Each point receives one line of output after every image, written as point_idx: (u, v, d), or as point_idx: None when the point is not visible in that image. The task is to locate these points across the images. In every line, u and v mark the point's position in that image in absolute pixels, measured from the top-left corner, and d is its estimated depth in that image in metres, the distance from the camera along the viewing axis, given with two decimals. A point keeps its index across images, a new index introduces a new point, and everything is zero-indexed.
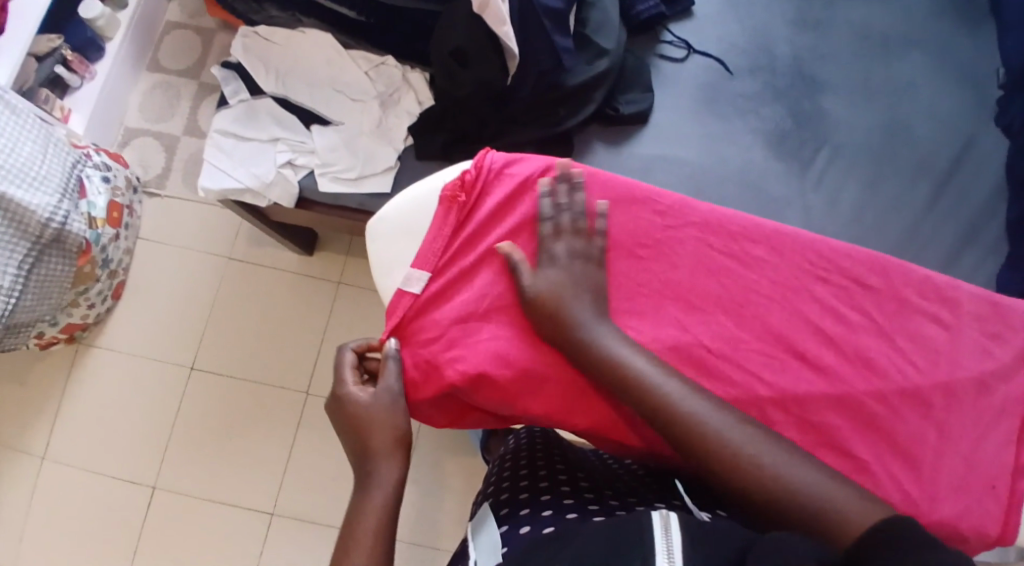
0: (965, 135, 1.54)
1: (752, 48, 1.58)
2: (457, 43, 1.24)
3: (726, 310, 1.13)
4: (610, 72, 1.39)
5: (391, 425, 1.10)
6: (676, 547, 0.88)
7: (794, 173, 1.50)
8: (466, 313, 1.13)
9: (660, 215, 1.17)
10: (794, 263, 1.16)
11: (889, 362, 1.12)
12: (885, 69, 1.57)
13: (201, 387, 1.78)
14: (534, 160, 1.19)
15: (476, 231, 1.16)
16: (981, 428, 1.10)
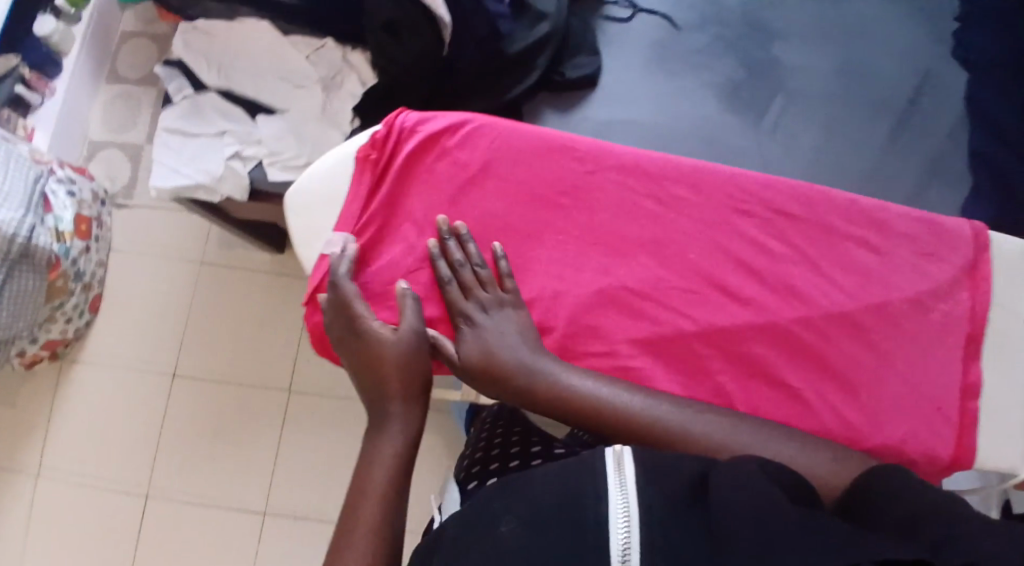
0: (923, 68, 1.55)
1: (698, 2, 1.59)
2: (388, 16, 1.24)
3: (651, 253, 1.13)
4: (552, 36, 1.38)
5: (414, 371, 1.07)
6: (629, 482, 0.83)
7: (749, 123, 1.52)
8: (394, 273, 1.12)
9: (577, 163, 1.16)
10: (716, 200, 1.15)
11: (816, 289, 1.11)
12: (835, 10, 1.58)
13: (183, 393, 1.78)
14: (446, 117, 1.18)
15: (393, 190, 1.15)
16: (920, 348, 1.09)
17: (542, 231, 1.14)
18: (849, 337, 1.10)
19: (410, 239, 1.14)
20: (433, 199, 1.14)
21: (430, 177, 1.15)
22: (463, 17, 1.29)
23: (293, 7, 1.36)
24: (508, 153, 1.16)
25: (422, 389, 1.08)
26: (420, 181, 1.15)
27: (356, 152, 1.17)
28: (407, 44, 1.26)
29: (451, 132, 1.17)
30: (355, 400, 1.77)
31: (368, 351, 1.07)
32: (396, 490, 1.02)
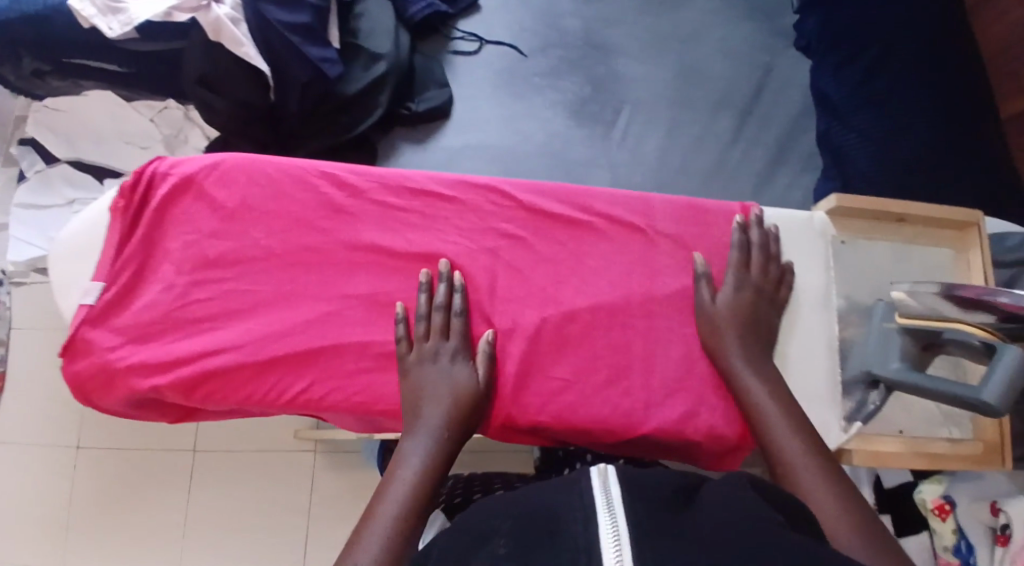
0: (763, 63, 1.64)
1: (542, 29, 1.64)
2: (200, 69, 1.31)
3: (413, 263, 1.03)
4: (390, 74, 1.45)
5: (473, 402, 0.98)
6: (617, 498, 0.74)
7: (598, 136, 1.58)
8: (155, 317, 1.00)
9: (332, 183, 1.04)
10: (479, 206, 1.06)
11: (584, 284, 1.06)
12: (672, 20, 1.66)
13: (93, 465, 1.67)
14: (209, 155, 1.05)
15: (148, 233, 1.02)
16: (691, 331, 1.06)
17: (306, 256, 1.03)
18: (614, 326, 1.06)
19: (170, 279, 1.01)
20: (191, 237, 1.02)
21: (184, 218, 1.03)
22: (283, 64, 1.33)
23: (128, 73, 1.35)
24: (262, 180, 1.04)
25: (472, 422, 0.97)
26: (174, 221, 1.03)
27: (109, 198, 1.04)
28: (228, 95, 1.33)
29: (208, 169, 1.04)
30: (269, 453, 1.69)
31: (427, 362, 0.98)
32: (413, 514, 0.89)
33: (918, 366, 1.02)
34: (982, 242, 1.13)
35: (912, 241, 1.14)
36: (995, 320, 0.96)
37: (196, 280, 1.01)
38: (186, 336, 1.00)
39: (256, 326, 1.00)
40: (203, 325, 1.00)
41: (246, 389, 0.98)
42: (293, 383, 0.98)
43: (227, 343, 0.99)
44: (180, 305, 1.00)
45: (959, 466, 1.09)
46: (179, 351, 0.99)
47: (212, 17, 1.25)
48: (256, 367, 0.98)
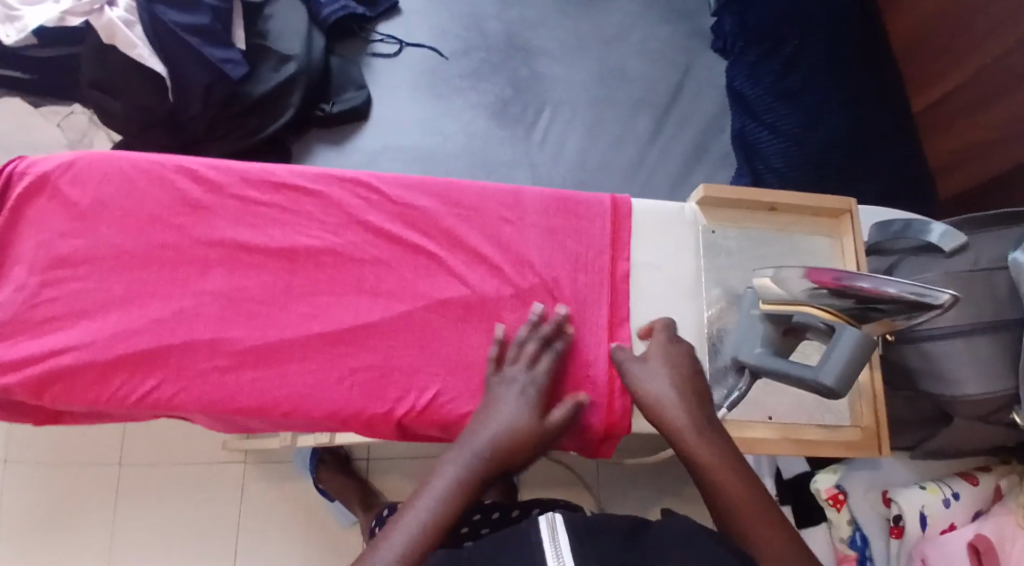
0: (683, 64, 1.63)
1: (463, 31, 1.63)
2: (95, 76, 1.37)
3: (279, 256, 1.08)
4: (300, 74, 1.49)
5: (542, 426, 0.99)
6: (565, 547, 0.82)
7: (519, 137, 1.55)
8: (5, 317, 1.04)
9: (193, 180, 1.09)
10: (339, 200, 1.10)
11: (446, 278, 1.08)
12: (594, 21, 1.65)
13: (15, 479, 1.53)
14: (62, 155, 1.10)
15: (3, 235, 1.07)
16: (556, 322, 1.08)
17: (167, 255, 1.07)
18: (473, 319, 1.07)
19: (22, 280, 1.05)
20: (44, 237, 1.06)
21: (40, 219, 1.07)
22: (183, 70, 1.38)
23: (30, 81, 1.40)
24: (116, 179, 1.08)
25: (536, 445, 0.98)
26: (29, 223, 1.07)
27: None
28: (124, 99, 1.39)
29: (63, 170, 1.08)
30: (209, 466, 1.55)
31: (506, 384, 1.01)
32: (446, 520, 0.91)
33: (780, 352, 1.03)
34: (853, 227, 1.16)
35: (782, 228, 1.17)
36: (842, 303, 0.98)
37: (46, 280, 1.05)
38: (36, 336, 1.03)
39: (105, 324, 1.03)
40: (53, 324, 1.04)
41: (90, 387, 1.02)
42: (139, 384, 1.02)
43: (79, 338, 1.03)
44: (29, 304, 1.04)
45: (833, 451, 1.10)
46: (34, 347, 1.02)
47: (105, 18, 1.31)
48: (104, 365, 1.02)
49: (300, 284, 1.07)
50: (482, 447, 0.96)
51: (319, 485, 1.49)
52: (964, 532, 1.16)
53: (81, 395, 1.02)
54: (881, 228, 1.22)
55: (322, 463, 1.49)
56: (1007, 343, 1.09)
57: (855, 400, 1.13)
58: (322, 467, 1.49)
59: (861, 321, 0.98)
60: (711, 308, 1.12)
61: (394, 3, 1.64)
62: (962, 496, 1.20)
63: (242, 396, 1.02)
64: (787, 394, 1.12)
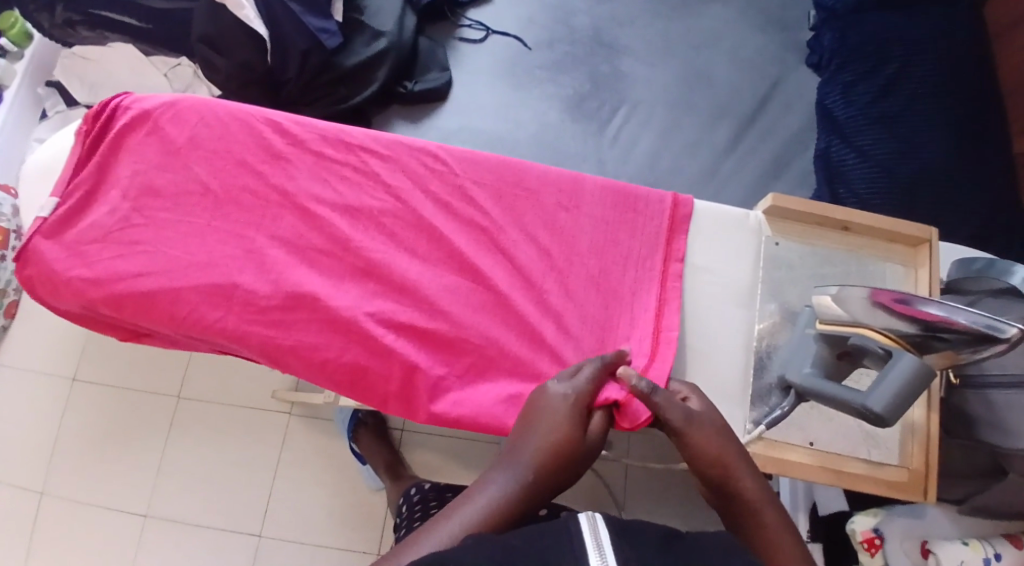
0: (772, 77, 1.58)
1: (550, 24, 1.63)
2: (203, 31, 1.42)
3: (340, 212, 1.08)
4: (390, 51, 1.50)
5: (582, 448, 0.92)
6: (607, 543, 0.76)
7: (591, 132, 1.55)
8: (96, 235, 1.06)
9: (278, 133, 1.10)
10: (407, 165, 1.10)
11: (504, 255, 1.08)
12: (684, 25, 1.62)
13: (82, 397, 1.57)
14: (168, 96, 1.13)
15: (103, 162, 1.10)
16: (608, 315, 1.07)
17: (242, 197, 1.08)
18: (527, 298, 1.07)
19: (114, 204, 1.08)
20: (142, 167, 1.09)
21: (137, 151, 1.10)
22: (283, 33, 1.41)
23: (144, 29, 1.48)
24: (212, 122, 1.11)
25: (574, 468, 0.91)
26: (127, 152, 1.10)
27: (78, 127, 1.13)
28: (229, 56, 1.43)
29: (165, 107, 1.11)
30: (262, 409, 1.56)
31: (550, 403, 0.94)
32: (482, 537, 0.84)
33: (830, 375, 0.98)
34: (931, 258, 1.08)
35: (854, 250, 1.11)
36: (907, 330, 0.90)
37: (138, 207, 1.07)
38: (119, 254, 1.06)
39: (185, 255, 1.05)
40: (138, 247, 1.06)
41: (159, 314, 1.03)
42: (209, 312, 1.03)
43: (156, 264, 1.05)
44: (119, 226, 1.06)
45: (872, 489, 1.04)
46: (112, 267, 1.05)
47: None
48: (177, 291, 1.03)
49: (358, 242, 1.07)
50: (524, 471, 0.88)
51: (354, 447, 1.51)
52: None
53: (148, 318, 1.04)
54: (962, 265, 1.12)
55: (361, 424, 1.52)
56: None
57: (906, 439, 1.06)
58: (361, 429, 1.51)
59: (922, 351, 0.91)
60: (764, 321, 1.08)
61: None
62: (1004, 558, 1.12)
63: (296, 340, 1.03)
64: (835, 420, 1.06)
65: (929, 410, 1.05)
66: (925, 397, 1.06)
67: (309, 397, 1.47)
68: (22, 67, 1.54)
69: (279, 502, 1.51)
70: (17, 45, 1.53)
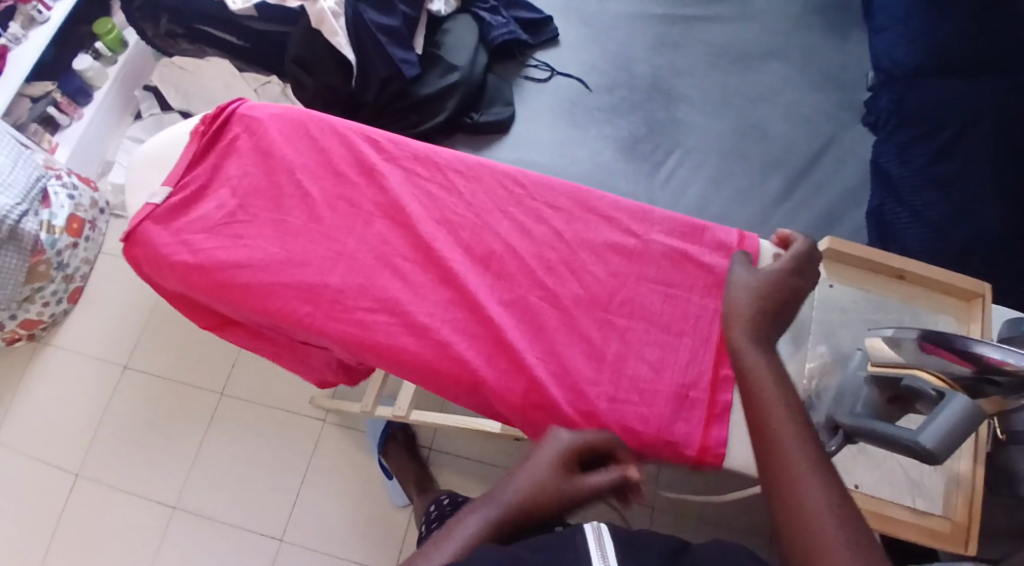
0: (825, 134, 1.62)
1: (611, 69, 1.69)
2: (297, 52, 1.47)
3: (425, 226, 1.12)
4: (461, 84, 1.56)
5: (563, 493, 0.92)
6: (612, 554, 0.79)
7: (644, 172, 1.59)
8: (202, 226, 1.12)
9: (373, 146, 1.16)
10: (491, 188, 1.14)
11: (584, 279, 1.11)
12: (742, 79, 1.67)
13: (132, 386, 1.61)
14: (277, 107, 1.19)
15: (216, 162, 1.16)
16: (683, 346, 1.09)
17: (336, 204, 1.13)
18: (598, 322, 1.09)
19: (223, 200, 1.13)
20: (250, 168, 1.15)
21: (249, 155, 1.16)
22: (367, 59, 1.48)
23: (245, 47, 1.55)
24: (315, 134, 1.17)
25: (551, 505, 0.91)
26: (237, 155, 1.16)
27: (192, 127, 1.19)
28: (317, 78, 1.49)
29: (274, 118, 1.18)
30: (303, 416, 1.58)
31: (551, 448, 0.95)
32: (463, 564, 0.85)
33: (880, 417, 0.99)
34: (984, 315, 1.10)
35: (906, 300, 1.13)
36: (958, 372, 0.91)
37: (242, 204, 1.13)
38: (219, 244, 1.11)
39: (281, 252, 1.10)
40: (240, 241, 1.11)
41: (242, 303, 1.09)
42: (298, 306, 1.08)
43: (250, 256, 1.10)
44: (224, 220, 1.12)
45: (913, 536, 1.04)
46: (206, 252, 1.10)
47: (317, 7, 1.42)
48: (264, 284, 1.08)
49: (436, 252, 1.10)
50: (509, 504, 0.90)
51: (383, 460, 1.51)
52: None
53: (233, 304, 1.09)
54: (1012, 324, 1.13)
55: (391, 438, 1.53)
56: None
57: (950, 491, 1.06)
58: (390, 441, 1.53)
59: (975, 394, 0.92)
60: (813, 360, 1.09)
61: (554, 34, 1.71)
62: None
63: (371, 336, 1.07)
64: (879, 463, 1.07)
65: (976, 463, 1.05)
66: (971, 449, 1.06)
67: (347, 406, 1.49)
68: (114, 71, 1.68)
69: (311, 506, 1.53)
70: (112, 52, 1.67)
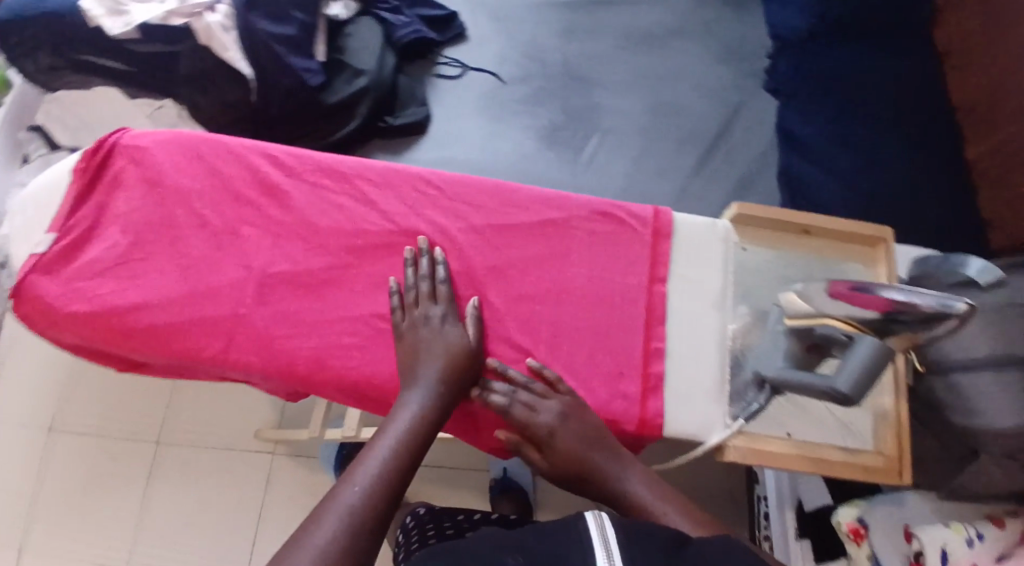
0: (737, 100, 1.65)
1: (523, 60, 1.70)
2: (187, 72, 1.44)
3: (339, 241, 1.13)
4: (369, 89, 1.56)
5: (468, 366, 1.06)
6: (614, 544, 0.81)
7: (565, 160, 1.61)
8: (96, 270, 1.11)
9: (276, 166, 1.16)
10: (403, 192, 1.15)
11: (497, 275, 1.13)
12: (650, 56, 1.71)
13: (63, 448, 1.63)
14: (162, 133, 1.18)
15: (102, 200, 1.15)
16: (602, 327, 1.12)
17: (240, 229, 1.13)
18: (525, 315, 1.12)
19: (114, 239, 1.12)
20: (139, 202, 1.14)
21: (136, 188, 1.15)
22: (267, 73, 1.46)
23: (134, 75, 1.45)
24: (211, 158, 1.16)
25: (463, 377, 1.06)
26: (124, 190, 1.15)
27: (72, 164, 1.17)
28: (212, 96, 1.47)
29: (160, 144, 1.16)
30: (242, 453, 1.63)
31: (448, 340, 1.07)
32: (388, 485, 0.96)
33: (800, 367, 1.05)
34: (888, 256, 1.16)
35: (815, 253, 1.18)
36: (865, 316, 0.95)
37: (135, 241, 1.12)
38: (118, 285, 1.10)
39: (184, 287, 1.10)
40: (137, 281, 1.10)
41: (159, 344, 1.08)
42: (209, 343, 1.08)
43: (154, 294, 1.10)
44: (119, 262, 1.11)
45: (850, 474, 1.08)
46: (104, 299, 1.09)
47: (203, 23, 1.40)
48: (173, 322, 1.08)
49: (354, 269, 1.12)
50: (435, 391, 1.03)
51: None
52: None
53: (144, 347, 1.09)
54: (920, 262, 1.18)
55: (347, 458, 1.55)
56: None
57: (878, 426, 1.12)
58: (344, 462, 1.54)
59: (882, 335, 0.96)
60: (735, 322, 1.14)
61: (461, 30, 1.72)
62: (987, 538, 1.14)
63: (292, 361, 1.08)
64: (809, 411, 1.12)
65: (898, 396, 1.11)
66: (893, 383, 1.12)
67: (294, 434, 1.56)
68: None
69: (264, 537, 1.57)
70: None
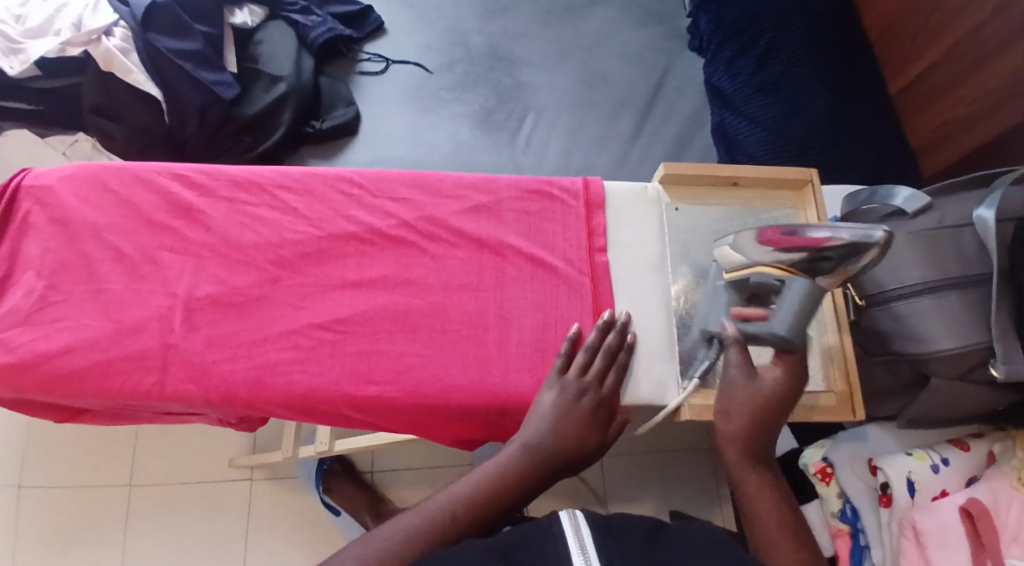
0: (660, 64, 1.69)
1: (445, 47, 1.68)
2: (96, 102, 1.44)
3: (267, 254, 1.13)
4: (290, 93, 1.54)
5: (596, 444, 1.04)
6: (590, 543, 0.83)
7: (502, 143, 1.59)
8: (16, 319, 1.09)
9: (192, 187, 1.15)
10: (326, 197, 1.16)
11: (430, 266, 1.13)
12: (571, 28, 1.71)
13: (32, 502, 1.62)
14: (67, 169, 1.17)
15: (14, 246, 1.13)
16: (543, 302, 1.12)
17: (161, 256, 1.12)
18: (465, 302, 1.11)
19: (31, 285, 1.11)
20: (51, 244, 1.13)
21: (48, 229, 1.14)
22: (177, 93, 1.45)
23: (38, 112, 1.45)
24: (122, 190, 1.15)
25: (587, 447, 1.03)
26: (35, 233, 1.14)
27: None
28: (125, 124, 1.46)
29: (65, 180, 1.16)
30: (219, 483, 1.65)
31: (588, 412, 1.03)
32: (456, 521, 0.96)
33: None
34: (816, 198, 1.18)
35: (746, 203, 1.19)
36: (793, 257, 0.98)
37: (53, 284, 1.11)
38: (41, 330, 1.09)
39: (110, 323, 1.09)
40: (60, 324, 1.09)
41: (91, 384, 1.06)
42: (144, 378, 1.06)
43: (81, 333, 1.08)
44: (38, 307, 1.09)
45: (807, 416, 1.10)
46: (29, 346, 1.08)
47: (102, 48, 1.40)
48: (104, 359, 1.07)
49: (285, 281, 1.12)
50: (550, 451, 1.01)
51: (327, 496, 1.60)
52: (956, 498, 1.16)
53: (76, 391, 1.07)
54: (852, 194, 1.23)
55: (330, 473, 1.61)
56: (979, 299, 1.11)
57: (827, 366, 1.13)
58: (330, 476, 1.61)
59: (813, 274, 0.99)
60: (679, 282, 1.14)
61: (380, 23, 1.69)
62: (952, 462, 1.21)
63: (232, 385, 1.06)
64: None
65: (841, 331, 1.14)
66: (835, 320, 1.14)
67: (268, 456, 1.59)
68: None
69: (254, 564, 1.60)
70: None
